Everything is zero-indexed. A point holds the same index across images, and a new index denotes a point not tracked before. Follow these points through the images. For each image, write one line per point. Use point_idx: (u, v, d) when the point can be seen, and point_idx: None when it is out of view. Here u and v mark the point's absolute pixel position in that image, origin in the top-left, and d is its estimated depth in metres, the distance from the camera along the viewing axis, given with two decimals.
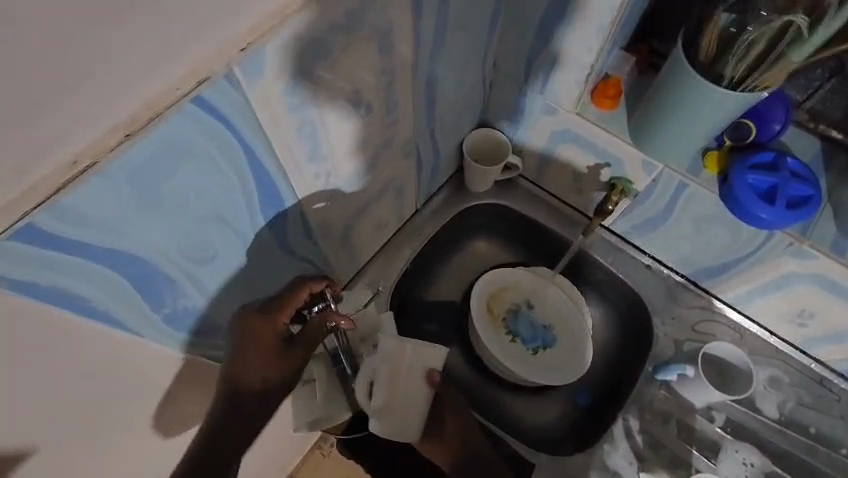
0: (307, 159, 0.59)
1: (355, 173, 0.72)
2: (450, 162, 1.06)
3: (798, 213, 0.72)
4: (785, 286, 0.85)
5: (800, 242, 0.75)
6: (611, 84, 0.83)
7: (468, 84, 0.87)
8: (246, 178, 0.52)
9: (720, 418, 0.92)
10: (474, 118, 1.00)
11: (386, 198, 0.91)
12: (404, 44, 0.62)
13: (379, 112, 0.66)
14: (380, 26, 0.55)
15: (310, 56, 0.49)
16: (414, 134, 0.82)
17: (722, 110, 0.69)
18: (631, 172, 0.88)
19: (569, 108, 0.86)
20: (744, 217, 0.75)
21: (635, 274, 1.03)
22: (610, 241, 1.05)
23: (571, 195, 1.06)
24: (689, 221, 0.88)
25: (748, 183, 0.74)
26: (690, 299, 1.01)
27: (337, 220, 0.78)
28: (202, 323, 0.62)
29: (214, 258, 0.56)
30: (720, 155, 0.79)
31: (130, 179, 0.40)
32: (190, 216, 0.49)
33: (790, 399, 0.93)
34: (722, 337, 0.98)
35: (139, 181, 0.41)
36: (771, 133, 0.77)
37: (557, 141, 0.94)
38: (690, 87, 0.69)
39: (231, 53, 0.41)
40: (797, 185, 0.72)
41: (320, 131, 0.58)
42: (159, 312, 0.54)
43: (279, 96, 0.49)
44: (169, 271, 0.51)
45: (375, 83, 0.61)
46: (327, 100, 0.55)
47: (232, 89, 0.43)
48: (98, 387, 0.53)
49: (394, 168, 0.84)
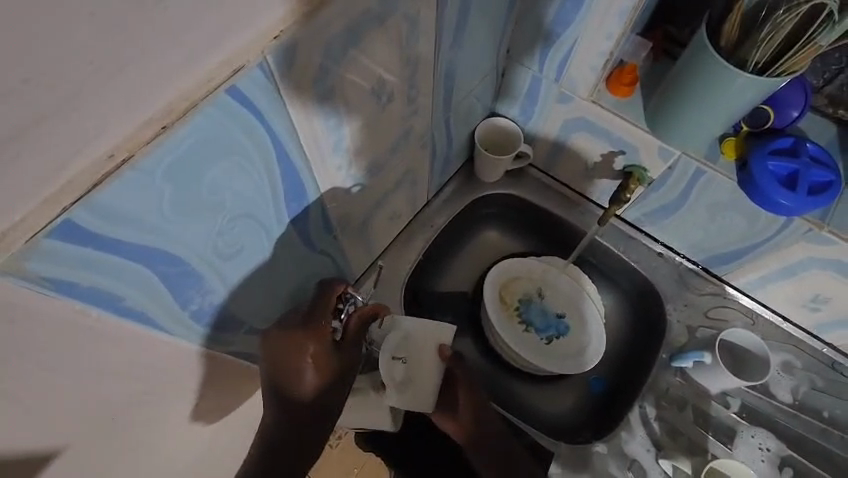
0: (331, 150, 0.58)
1: (374, 164, 0.71)
2: (461, 152, 1.05)
3: (818, 199, 0.72)
4: (801, 271, 0.85)
5: (819, 227, 0.75)
6: (627, 71, 0.82)
7: (483, 72, 0.86)
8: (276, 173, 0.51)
9: (735, 403, 0.92)
10: (486, 107, 0.99)
11: (401, 189, 0.90)
12: (427, 33, 0.60)
13: (400, 102, 0.65)
14: (407, 13, 0.54)
15: (340, 44, 0.47)
16: (430, 125, 0.81)
17: (743, 97, 0.69)
18: (646, 159, 0.88)
19: (584, 95, 0.85)
20: (764, 204, 0.75)
21: (647, 262, 1.03)
22: (622, 229, 1.05)
23: (582, 184, 1.06)
24: (705, 208, 0.87)
25: (768, 169, 0.74)
26: (703, 286, 1.01)
27: (355, 212, 0.77)
28: (226, 318, 0.61)
29: (240, 253, 0.55)
30: (738, 141, 0.79)
31: (166, 173, 0.39)
32: (220, 212, 0.48)
33: (803, 384, 0.94)
34: (735, 324, 0.99)
35: (173, 174, 0.40)
36: (788, 120, 0.77)
37: (571, 129, 0.93)
38: (712, 73, 0.68)
39: (265, 43, 0.40)
40: (817, 171, 0.72)
41: (345, 122, 0.57)
42: (187, 308, 0.53)
43: (308, 86, 0.47)
44: (198, 267, 0.50)
45: (399, 71, 0.60)
46: (353, 89, 0.54)
47: (264, 79, 0.42)
48: (125, 385, 0.52)
49: (410, 159, 0.83)
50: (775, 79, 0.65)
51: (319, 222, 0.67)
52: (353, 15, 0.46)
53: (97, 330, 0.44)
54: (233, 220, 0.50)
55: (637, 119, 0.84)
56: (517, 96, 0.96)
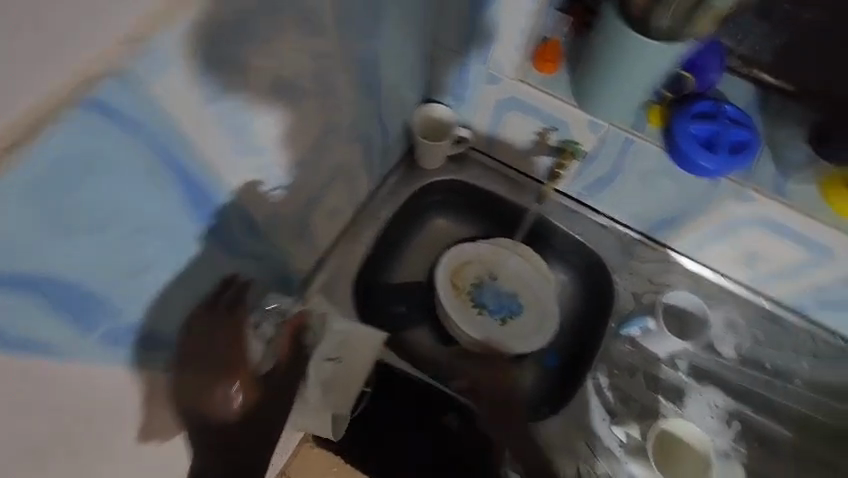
0: (239, 152, 0.56)
1: (297, 162, 0.69)
2: (400, 142, 1.04)
3: (739, 159, 0.73)
4: (733, 231, 0.87)
5: (743, 186, 0.77)
6: (550, 48, 0.82)
7: (406, 59, 0.84)
8: (171, 182, 0.49)
9: (683, 364, 0.95)
10: (418, 94, 0.98)
11: (337, 185, 0.88)
12: (329, 22, 0.58)
13: (312, 96, 0.63)
14: (298, 3, 0.52)
15: (219, 41, 0.45)
16: (356, 116, 0.79)
17: (658, 64, 0.70)
18: (577, 134, 0.88)
19: (510, 75, 0.85)
20: (689, 168, 0.76)
21: (592, 235, 1.05)
22: (565, 205, 1.06)
23: (523, 163, 1.06)
24: (638, 177, 0.89)
25: (690, 134, 0.75)
26: (647, 253, 1.03)
27: (286, 213, 0.75)
28: (151, 338, 0.58)
29: (148, 269, 0.52)
30: (662, 108, 0.79)
31: (24, 194, 0.36)
32: (110, 229, 0.45)
33: (746, 339, 0.97)
34: (680, 287, 1.01)
35: (34, 195, 0.37)
36: (707, 84, 0.78)
37: (504, 109, 0.93)
38: (621, 45, 0.70)
39: (116, 50, 0.39)
40: (734, 131, 0.74)
41: (249, 122, 0.54)
42: (95, 333, 0.50)
43: (188, 87, 0.45)
44: (96, 288, 0.48)
45: (303, 64, 0.58)
46: (250, 86, 0.52)
47: (124, 86, 0.40)
48: (38, 420, 0.49)
49: (340, 153, 0.81)
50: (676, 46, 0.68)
51: (244, 227, 0.65)
52: (229, 9, 0.44)
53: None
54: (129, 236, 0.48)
55: (563, 94, 0.84)
56: (447, 80, 0.95)
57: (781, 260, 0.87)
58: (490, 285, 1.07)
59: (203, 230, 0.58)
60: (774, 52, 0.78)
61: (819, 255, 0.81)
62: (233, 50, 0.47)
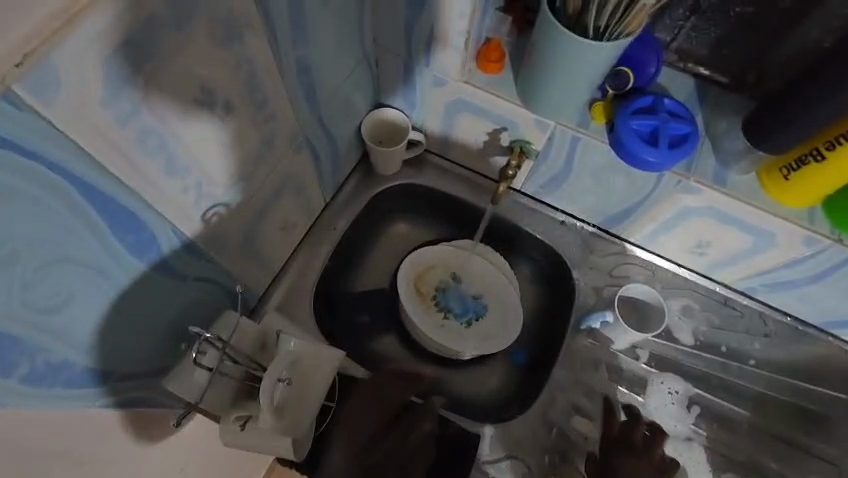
0: (165, 173, 0.53)
1: (236, 178, 0.67)
2: (352, 149, 1.02)
3: (680, 151, 0.75)
4: (681, 221, 0.89)
5: (687, 178, 0.78)
6: (493, 48, 0.82)
7: (348, 65, 0.83)
8: (87, 210, 0.46)
9: (645, 354, 0.97)
10: (367, 100, 0.97)
11: (287, 197, 0.86)
12: (253, 31, 0.56)
13: (245, 109, 0.61)
14: (216, 13, 0.50)
15: (130, 59, 0.43)
16: (299, 126, 0.77)
17: (599, 62, 0.70)
18: (526, 133, 0.88)
19: (456, 77, 0.84)
20: (634, 162, 0.77)
21: (550, 232, 1.06)
22: (522, 202, 1.06)
23: (478, 164, 1.06)
24: (589, 174, 0.90)
25: (632, 129, 0.76)
26: (604, 246, 1.05)
27: (231, 229, 0.72)
28: (83, 373, 0.55)
29: (70, 303, 0.49)
30: (606, 105, 0.81)
31: None
32: (20, 267, 0.42)
33: (702, 324, 1.00)
34: (637, 278, 1.03)
35: None
36: (648, 77, 0.78)
37: (454, 112, 0.92)
38: (559, 45, 0.69)
39: (3, 72, 0.34)
40: (675, 124, 0.75)
41: (173, 141, 0.52)
42: (14, 376, 0.47)
43: (97, 110, 0.42)
44: (10, 330, 0.44)
45: (230, 77, 0.56)
46: (169, 104, 0.49)
47: (15, 112, 0.36)
48: None
49: (286, 164, 0.79)
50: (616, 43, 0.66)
51: (183, 250, 0.63)
52: (133, 24, 0.41)
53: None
54: (44, 271, 0.45)
55: (510, 94, 0.84)
56: (395, 84, 0.94)
57: (730, 246, 0.89)
58: (455, 288, 1.07)
59: (134, 257, 0.55)
60: (708, 43, 0.78)
61: (763, 240, 0.83)
62: (145, 67, 0.44)
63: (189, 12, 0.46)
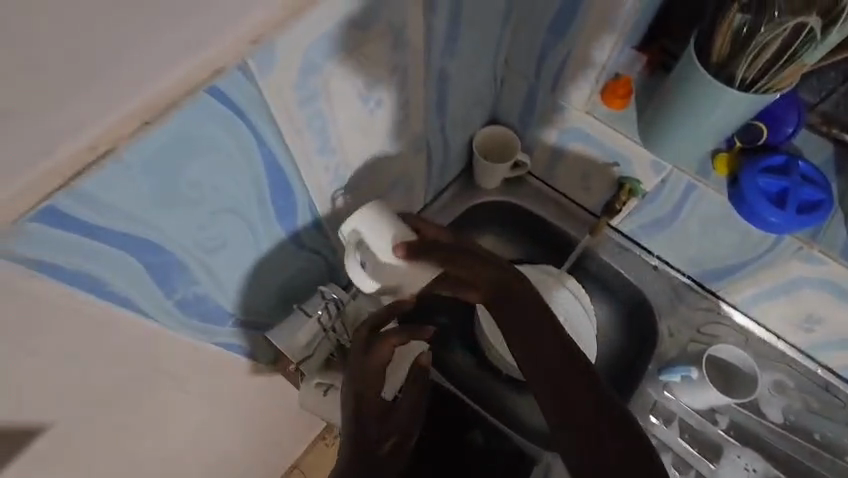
0: (317, 153, 0.61)
1: (365, 166, 0.73)
2: (459, 158, 1.06)
3: (806, 218, 0.72)
4: (792, 289, 0.84)
5: (810, 246, 0.75)
6: (621, 84, 0.83)
7: (478, 80, 0.87)
8: (260, 173, 0.53)
9: (723, 421, 0.91)
10: (483, 115, 1.01)
11: (396, 195, 0.91)
12: (415, 41, 0.63)
13: (389, 106, 0.68)
14: (394, 20, 0.56)
15: (322, 51, 0.49)
16: (424, 130, 0.83)
17: (736, 115, 0.70)
18: (640, 172, 0.88)
19: (578, 107, 0.86)
20: (753, 220, 0.75)
21: (641, 275, 1.02)
22: (618, 241, 1.03)
23: (579, 195, 1.06)
24: (697, 222, 0.87)
25: (758, 186, 0.74)
26: (695, 299, 1.00)
27: (347, 212, 0.78)
28: (211, 303, 0.62)
29: (223, 246, 0.57)
30: (731, 158, 0.79)
31: (146, 168, 0.41)
32: (205, 201, 0.50)
33: (796, 404, 0.93)
34: (728, 341, 0.98)
35: (156, 169, 0.42)
36: (787, 132, 0.77)
37: (566, 137, 0.93)
38: (702, 90, 0.69)
39: (245, 47, 0.41)
40: (808, 190, 0.73)
41: (330, 123, 0.59)
42: (170, 297, 0.55)
43: (291, 88, 0.49)
44: (181, 257, 0.52)
45: (386, 77, 0.63)
46: (336, 89, 0.56)
47: (245, 80, 0.43)
48: (112, 364, 0.54)
49: (403, 164, 0.85)
50: (762, 95, 0.66)
51: (307, 221, 0.69)
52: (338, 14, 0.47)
53: (87, 309, 0.46)
54: (218, 212, 0.52)
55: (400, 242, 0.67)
56: (515, 105, 0.97)
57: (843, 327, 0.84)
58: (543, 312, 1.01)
59: (267, 230, 0.62)
60: None
61: None
62: (326, 58, 0.51)
63: (373, 18, 0.53)
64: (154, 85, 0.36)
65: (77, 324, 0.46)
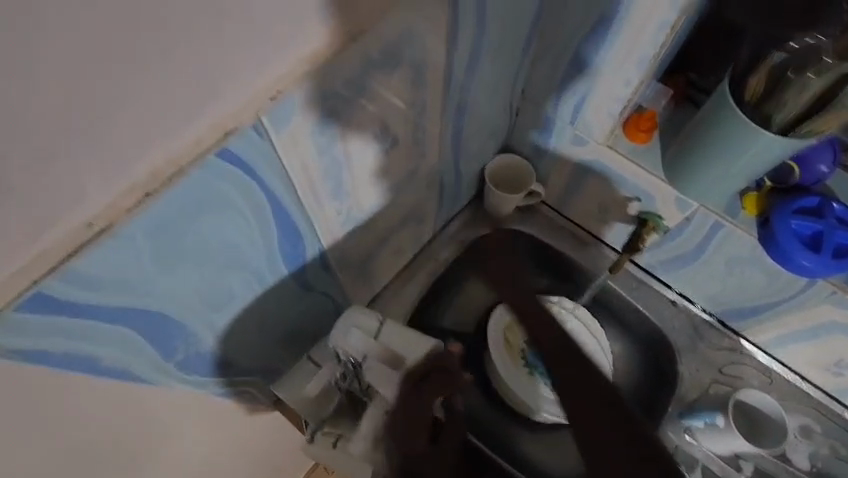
0: (330, 198, 0.57)
1: (378, 205, 0.69)
2: (471, 187, 1.02)
3: (842, 263, 0.68)
4: (821, 333, 0.81)
5: (842, 291, 0.72)
6: (646, 117, 0.79)
7: (495, 111, 0.83)
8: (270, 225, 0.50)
9: (749, 469, 0.87)
10: (497, 143, 0.97)
11: (407, 228, 0.87)
12: (434, 78, 0.59)
13: (406, 144, 0.64)
14: (415, 60, 0.53)
15: (340, 99, 0.46)
16: (439, 163, 0.79)
17: (769, 157, 0.66)
18: (662, 208, 0.84)
19: (599, 140, 0.83)
20: (785, 264, 0.71)
21: (659, 311, 0.98)
22: (637, 275, 0.99)
23: (595, 226, 1.02)
24: (722, 261, 0.83)
25: (791, 229, 0.70)
26: (716, 338, 0.96)
27: (357, 250, 0.74)
28: (216, 358, 0.59)
29: (231, 302, 0.53)
30: (760, 197, 0.75)
31: (149, 239, 0.37)
32: (210, 261, 0.46)
33: (823, 450, 0.89)
34: (751, 382, 0.94)
35: (160, 238, 0.38)
36: (819, 172, 0.73)
37: (585, 169, 0.90)
38: (733, 130, 0.66)
39: (259, 103, 0.38)
40: (844, 234, 0.69)
41: (345, 168, 0.55)
42: (173, 360, 0.51)
43: (307, 137, 0.46)
44: (185, 320, 0.48)
45: (404, 117, 0.59)
46: (353, 133, 0.52)
47: (259, 138, 0.40)
48: (105, 431, 0.49)
49: (416, 198, 0.81)
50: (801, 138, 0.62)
51: (316, 266, 0.65)
52: (358, 59, 0.44)
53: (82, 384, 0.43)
54: (225, 268, 0.48)
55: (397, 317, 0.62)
56: (529, 134, 0.94)
57: None
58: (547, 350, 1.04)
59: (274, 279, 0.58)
60: None
61: None
62: (346, 107, 0.48)
63: (394, 59, 0.49)
64: (157, 151, 0.34)
65: (73, 400, 0.43)
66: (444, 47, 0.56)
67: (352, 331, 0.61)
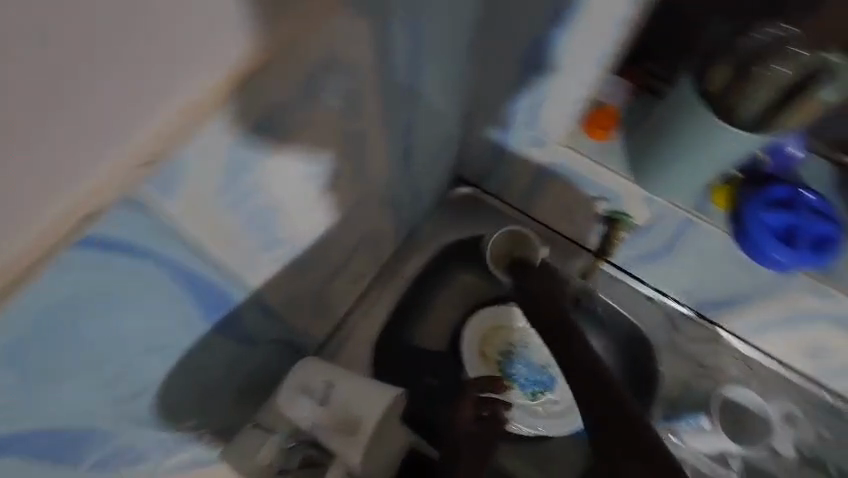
0: (257, 248, 0.51)
1: (321, 239, 0.63)
2: (430, 197, 0.97)
3: (819, 254, 0.65)
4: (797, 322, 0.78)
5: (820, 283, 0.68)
6: (604, 114, 0.75)
7: (444, 120, 0.77)
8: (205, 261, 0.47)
9: (735, 463, 0.85)
10: (453, 150, 0.91)
11: (363, 252, 0.81)
12: (364, 100, 0.52)
13: (342, 175, 0.57)
14: (333, 88, 0.46)
15: (243, 152, 0.42)
16: (389, 183, 0.72)
17: (737, 153, 0.63)
18: (629, 206, 0.79)
19: (561, 141, 0.77)
20: (759, 259, 0.68)
21: (635, 308, 0.94)
22: (611, 273, 0.95)
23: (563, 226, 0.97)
24: (695, 257, 0.80)
25: (763, 222, 0.67)
26: (696, 331, 0.93)
27: (309, 287, 0.68)
28: (152, 436, 0.56)
29: (146, 390, 0.52)
30: (731, 189, 0.71)
31: (18, 350, 0.37)
32: (135, 310, 0.44)
33: (807, 435, 0.87)
34: (732, 372, 0.91)
35: (33, 346, 0.38)
36: (786, 158, 0.70)
37: (546, 172, 0.83)
38: (696, 127, 0.62)
39: (127, 172, 0.35)
40: (816, 223, 0.66)
41: (269, 215, 0.50)
42: (84, 464, 0.50)
43: (207, 200, 0.43)
44: (94, 418, 0.48)
45: (333, 149, 0.52)
46: (271, 179, 0.47)
47: (139, 213, 0.38)
48: None
49: (368, 222, 0.74)
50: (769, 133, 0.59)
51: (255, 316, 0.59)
52: (251, 96, 0.39)
53: None
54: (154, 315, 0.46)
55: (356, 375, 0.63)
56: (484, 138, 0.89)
57: None
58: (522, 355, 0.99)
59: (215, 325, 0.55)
60: None
61: None
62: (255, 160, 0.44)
63: (305, 90, 0.43)
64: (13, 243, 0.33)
65: None
66: (369, 67, 0.49)
67: (298, 399, 0.61)
